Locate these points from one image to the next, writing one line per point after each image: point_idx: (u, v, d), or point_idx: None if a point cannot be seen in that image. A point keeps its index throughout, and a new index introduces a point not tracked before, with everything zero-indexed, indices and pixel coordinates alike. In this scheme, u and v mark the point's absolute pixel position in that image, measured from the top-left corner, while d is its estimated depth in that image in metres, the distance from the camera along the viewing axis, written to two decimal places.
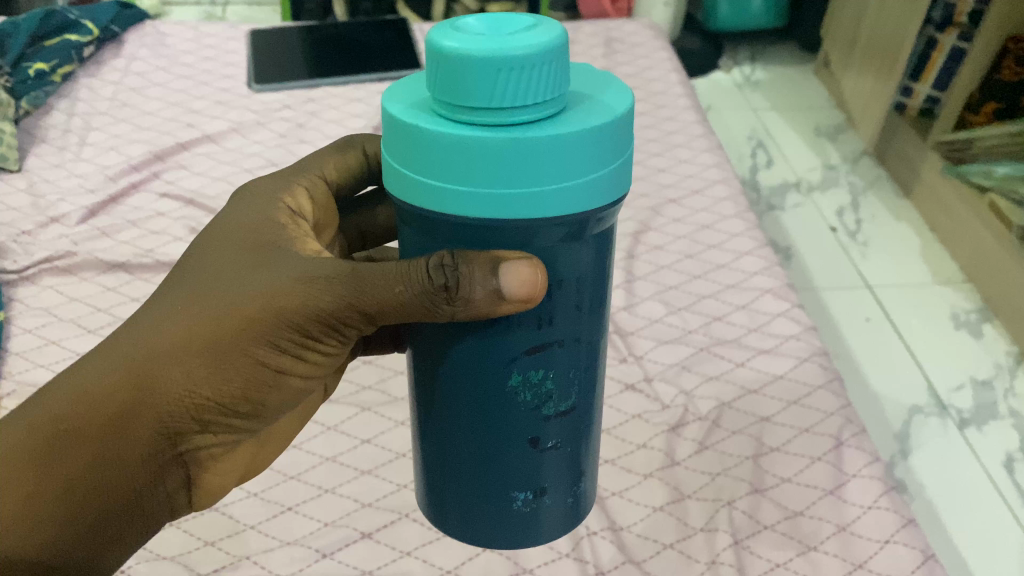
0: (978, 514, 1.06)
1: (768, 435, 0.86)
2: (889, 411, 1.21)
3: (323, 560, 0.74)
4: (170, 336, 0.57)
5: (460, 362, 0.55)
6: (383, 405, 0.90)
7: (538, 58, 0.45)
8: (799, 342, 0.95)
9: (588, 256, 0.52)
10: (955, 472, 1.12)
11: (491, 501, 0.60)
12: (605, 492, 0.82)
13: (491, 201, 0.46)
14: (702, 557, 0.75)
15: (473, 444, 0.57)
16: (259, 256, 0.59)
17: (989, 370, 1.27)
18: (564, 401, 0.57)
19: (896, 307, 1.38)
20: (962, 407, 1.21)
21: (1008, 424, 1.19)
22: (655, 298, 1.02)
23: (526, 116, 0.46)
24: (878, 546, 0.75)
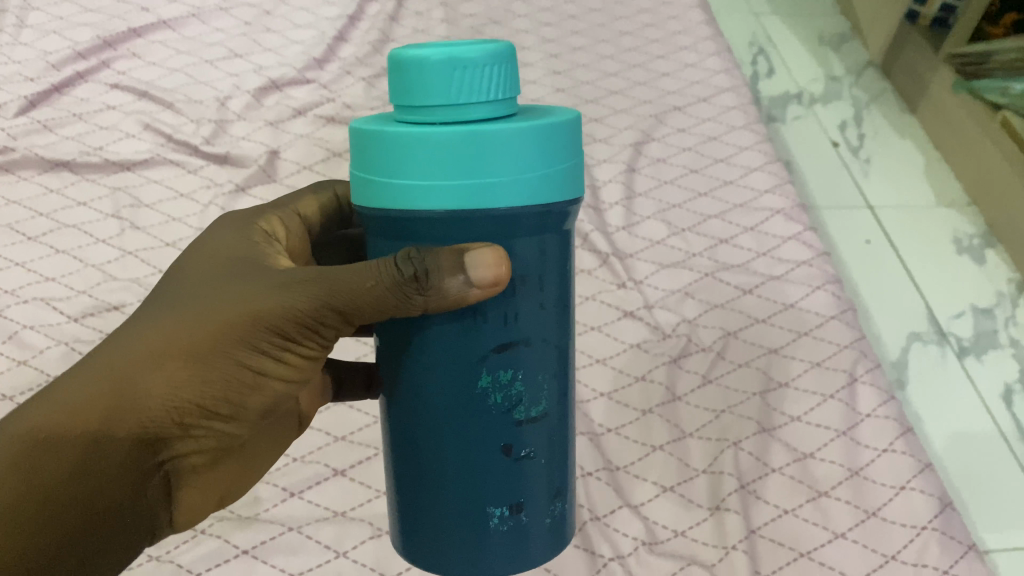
0: (977, 453, 1.03)
1: (776, 368, 0.80)
2: (887, 338, 1.16)
3: (291, 501, 0.67)
4: (148, 340, 0.48)
5: (429, 353, 0.47)
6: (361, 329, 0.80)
7: (490, 59, 0.43)
8: (811, 269, 0.88)
9: (551, 249, 0.47)
10: (952, 401, 1.08)
11: (460, 519, 0.50)
12: (600, 428, 0.76)
13: (457, 195, 0.43)
14: (704, 502, 0.71)
15: (435, 450, 0.49)
16: (241, 267, 0.52)
17: (991, 298, 1.21)
18: (538, 406, 0.49)
19: (903, 239, 1.29)
20: (962, 336, 1.17)
21: (1008, 353, 1.15)
22: (657, 217, 0.93)
23: (485, 112, 0.43)
24: (892, 493, 0.70)
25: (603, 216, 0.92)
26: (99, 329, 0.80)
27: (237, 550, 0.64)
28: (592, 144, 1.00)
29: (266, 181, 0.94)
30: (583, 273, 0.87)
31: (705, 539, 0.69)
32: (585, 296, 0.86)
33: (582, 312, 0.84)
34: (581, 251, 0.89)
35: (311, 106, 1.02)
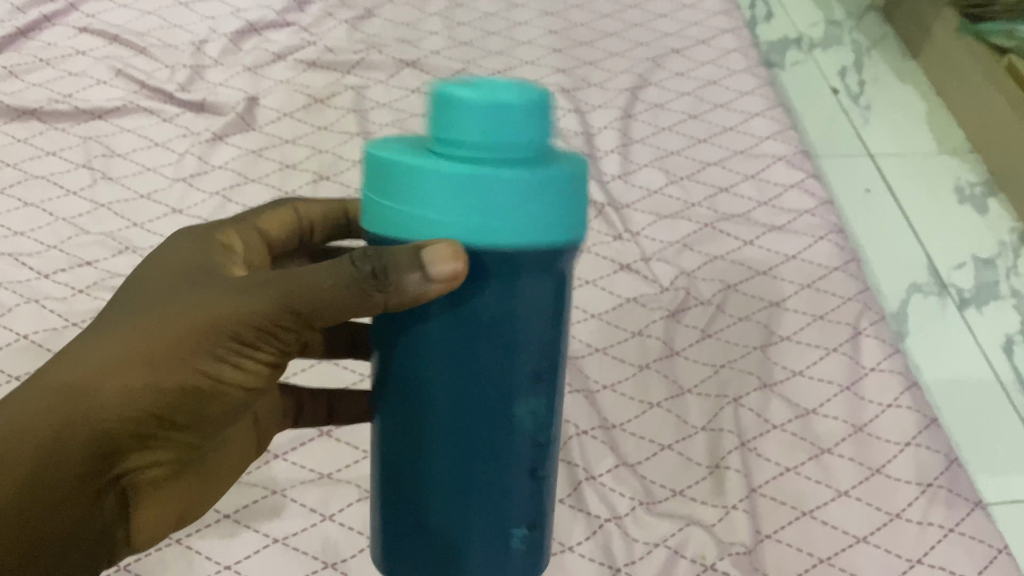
0: (978, 403, 1.01)
1: (777, 322, 0.77)
2: (886, 290, 1.13)
3: (275, 462, 0.64)
4: (98, 348, 0.44)
5: (427, 368, 0.44)
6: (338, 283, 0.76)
7: (526, 108, 0.41)
8: (814, 218, 0.84)
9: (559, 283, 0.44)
10: (952, 351, 1.06)
11: (468, 547, 0.47)
12: (596, 385, 0.72)
13: (457, 235, 0.40)
14: (703, 461, 0.68)
15: (448, 480, 0.45)
16: (195, 272, 0.47)
17: (992, 249, 1.18)
18: (546, 431, 0.47)
19: (906, 191, 1.25)
20: (964, 287, 1.14)
21: (1009, 305, 1.12)
22: (654, 165, 0.89)
23: (502, 158, 0.41)
24: (897, 450, 0.69)
25: (598, 164, 0.88)
26: (71, 286, 0.74)
27: (218, 515, 0.60)
28: (587, 90, 0.95)
29: (245, 129, 0.89)
30: None
31: (704, 497, 0.66)
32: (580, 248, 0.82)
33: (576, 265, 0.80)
34: None
35: (292, 50, 0.97)
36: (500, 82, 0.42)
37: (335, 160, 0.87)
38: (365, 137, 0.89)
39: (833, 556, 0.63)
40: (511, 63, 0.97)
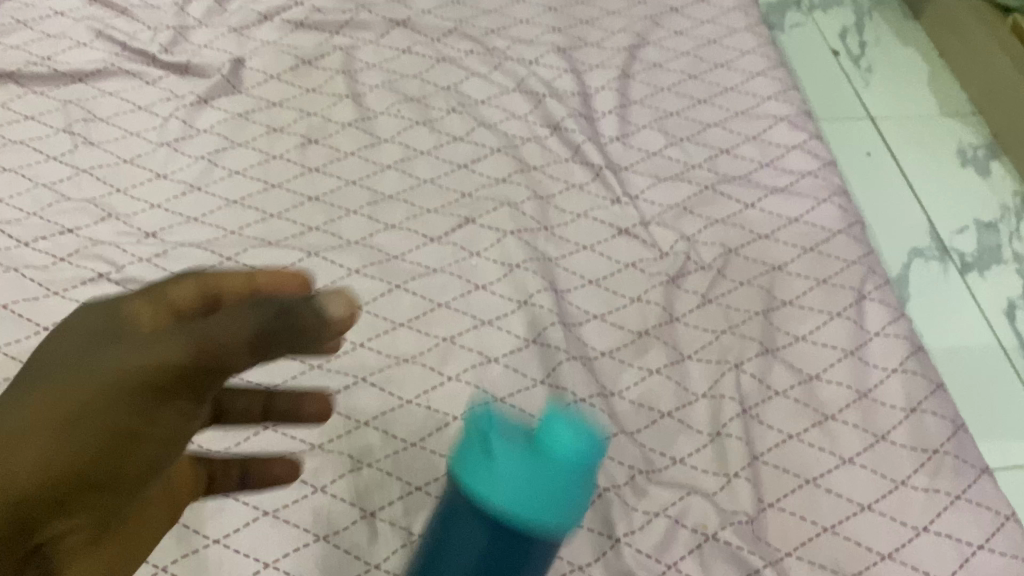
0: (979, 369, 1.00)
1: (780, 287, 0.75)
2: (887, 254, 1.11)
3: (265, 433, 0.62)
4: (9, 424, 0.36)
5: (455, 518, 0.38)
6: (327, 249, 0.74)
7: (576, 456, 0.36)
8: (817, 179, 0.82)
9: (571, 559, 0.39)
10: (953, 316, 1.05)
11: None
12: (594, 352, 0.70)
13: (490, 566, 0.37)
14: (704, 428, 0.66)
15: None
16: (98, 334, 0.37)
17: (995, 212, 1.16)
18: None
19: (908, 154, 1.23)
20: (966, 252, 1.12)
21: (1011, 269, 1.10)
22: (653, 126, 0.86)
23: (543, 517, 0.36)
24: (902, 416, 0.67)
25: (596, 126, 0.86)
26: (51, 253, 0.72)
27: None
28: (584, 49, 0.92)
29: (231, 92, 0.86)
30: (575, 186, 0.81)
31: (706, 466, 0.64)
32: (578, 212, 0.79)
33: (573, 229, 0.78)
34: (573, 164, 0.82)
35: (278, 10, 0.94)
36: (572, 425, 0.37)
37: (324, 123, 0.84)
38: (354, 99, 0.86)
39: (838, 525, 0.62)
40: (505, 22, 0.94)
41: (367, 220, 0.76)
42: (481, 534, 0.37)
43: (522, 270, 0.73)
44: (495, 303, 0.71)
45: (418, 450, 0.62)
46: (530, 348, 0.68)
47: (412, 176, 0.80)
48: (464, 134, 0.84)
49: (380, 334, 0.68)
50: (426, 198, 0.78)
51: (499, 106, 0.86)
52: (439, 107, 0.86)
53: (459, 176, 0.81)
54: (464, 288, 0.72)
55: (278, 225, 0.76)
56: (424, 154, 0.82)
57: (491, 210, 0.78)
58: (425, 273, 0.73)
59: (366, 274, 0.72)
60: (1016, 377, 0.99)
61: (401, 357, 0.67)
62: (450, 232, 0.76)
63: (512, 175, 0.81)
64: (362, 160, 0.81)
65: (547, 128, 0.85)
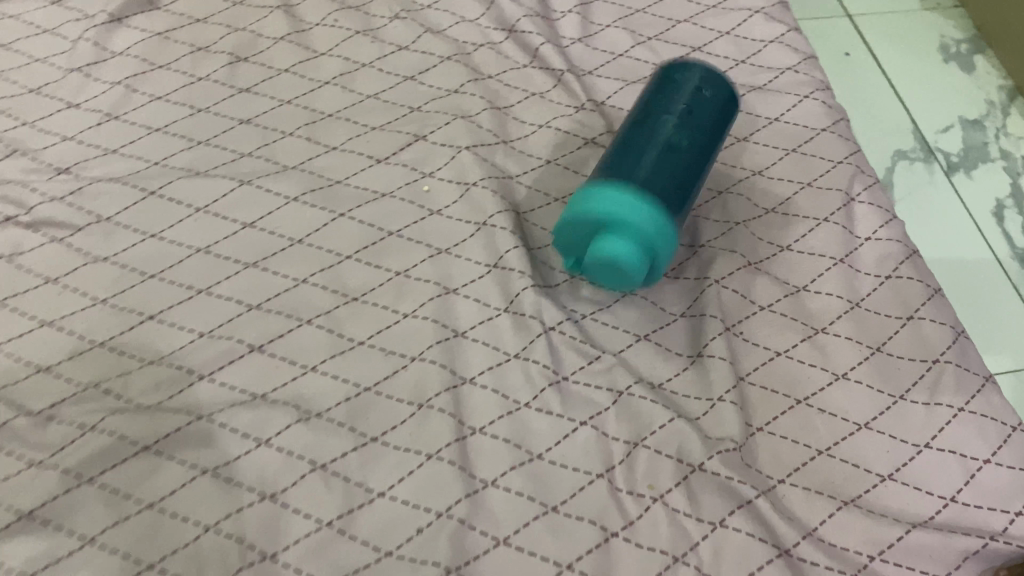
0: (970, 275, 0.95)
1: (761, 194, 0.69)
2: (870, 157, 1.05)
3: (200, 384, 0.56)
4: None
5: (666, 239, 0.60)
6: (263, 177, 0.67)
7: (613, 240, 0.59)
8: (798, 75, 0.76)
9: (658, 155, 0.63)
10: (939, 221, 0.99)
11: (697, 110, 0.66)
12: (560, 277, 0.64)
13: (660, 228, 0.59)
14: (684, 349, 0.61)
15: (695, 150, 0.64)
16: None
17: (981, 109, 1.10)
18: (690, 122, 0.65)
19: (888, 51, 1.16)
20: (950, 152, 1.06)
21: (999, 167, 1.05)
22: (619, 25, 0.78)
23: (615, 249, 0.58)
24: (899, 324, 0.62)
25: (556, 28, 0.78)
26: None
27: (136, 445, 0.53)
28: None
29: (148, 9, 0.77)
30: (536, 95, 0.73)
31: (688, 391, 0.59)
32: (539, 123, 0.72)
33: (535, 143, 0.71)
34: (532, 70, 0.75)
35: None
36: (599, 254, 0.59)
37: (254, 39, 0.76)
38: (287, 11, 0.78)
39: (833, 447, 0.57)
40: None
41: (307, 143, 0.69)
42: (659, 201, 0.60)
43: (479, 188, 0.66)
44: (452, 228, 0.65)
45: (373, 394, 0.56)
46: (491, 274, 0.62)
47: (354, 92, 0.73)
48: (410, 43, 0.76)
49: (327, 268, 0.62)
50: (371, 116, 0.71)
51: (447, 10, 0.78)
52: (381, 14, 0.78)
53: (407, 90, 0.73)
54: (417, 214, 0.65)
55: (207, 153, 0.68)
56: (366, 67, 0.74)
57: (444, 124, 0.70)
58: (374, 199, 0.66)
59: (308, 204, 0.65)
60: (1005, 280, 0.95)
61: (351, 293, 0.61)
62: (398, 151, 0.69)
63: (466, 85, 0.73)
64: (298, 77, 0.73)
65: (502, 31, 0.77)
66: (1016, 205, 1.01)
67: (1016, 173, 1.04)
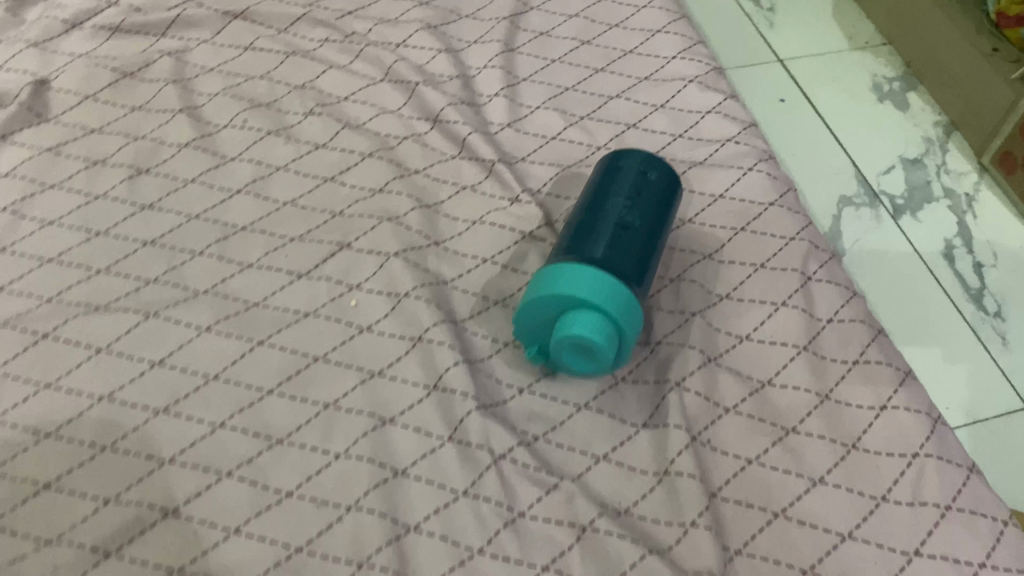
0: (927, 319, 0.89)
1: (715, 279, 0.64)
2: (817, 204, 0.99)
3: (107, 564, 0.49)
4: None
5: (632, 318, 0.54)
6: (172, 307, 0.60)
7: (582, 316, 0.53)
8: (739, 146, 0.72)
9: (609, 233, 0.57)
10: (891, 266, 0.93)
11: (648, 188, 0.60)
12: (508, 392, 0.58)
13: (627, 311, 0.54)
14: (649, 467, 0.55)
15: (651, 225, 0.59)
16: None
17: (920, 146, 1.05)
18: (642, 200, 0.59)
19: (820, 94, 1.10)
20: (895, 194, 1.00)
21: (944, 206, 0.99)
22: (549, 106, 0.74)
23: (585, 329, 0.53)
24: (872, 416, 0.58)
25: (483, 115, 0.74)
26: None
27: None
28: (459, 23, 0.80)
29: (34, 122, 0.70)
30: (467, 188, 0.68)
31: (657, 514, 0.53)
32: (472, 219, 0.66)
33: (469, 241, 0.65)
34: (461, 161, 0.70)
35: (86, 15, 0.77)
36: (571, 327, 0.53)
37: (155, 147, 0.69)
38: (191, 113, 0.71)
39: (819, 565, 0.52)
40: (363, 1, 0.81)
41: (217, 262, 0.63)
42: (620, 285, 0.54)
43: (411, 298, 0.60)
44: (385, 346, 0.59)
45: (306, 555, 0.50)
46: (431, 398, 0.56)
47: (268, 200, 0.67)
48: (327, 141, 0.70)
49: (246, 407, 0.56)
50: (289, 226, 0.65)
51: (366, 101, 0.73)
52: (294, 111, 0.72)
53: (326, 193, 0.67)
54: (345, 333, 0.59)
55: (107, 283, 0.61)
56: (281, 170, 0.68)
57: (370, 229, 0.65)
58: (296, 320, 0.60)
59: (222, 333, 0.59)
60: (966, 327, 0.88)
61: (276, 433, 0.55)
62: (321, 263, 0.63)
63: (391, 182, 0.68)
64: (207, 187, 0.67)
65: (426, 121, 0.72)
66: (965, 244, 0.96)
67: (962, 211, 0.99)
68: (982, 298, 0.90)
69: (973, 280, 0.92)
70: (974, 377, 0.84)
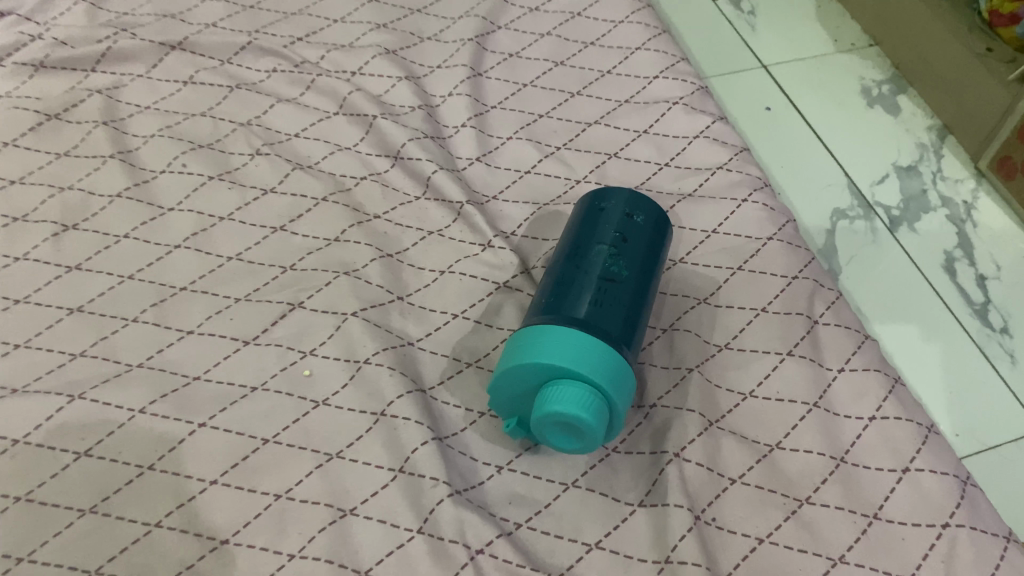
0: (917, 315, 0.81)
1: (712, 326, 0.58)
2: (808, 216, 0.89)
3: None
4: None
5: (621, 387, 0.48)
6: (100, 385, 0.53)
7: (563, 388, 0.46)
8: (731, 173, 0.66)
9: (591, 287, 0.50)
10: (881, 268, 0.85)
11: (635, 232, 0.54)
12: (485, 471, 0.52)
13: (614, 379, 0.47)
14: (647, 554, 0.48)
15: (639, 275, 0.52)
16: None
17: (913, 153, 0.96)
18: (628, 246, 0.53)
19: (807, 98, 1.03)
20: (890, 205, 0.91)
21: (942, 216, 0.90)
22: (521, 136, 0.68)
23: (567, 404, 0.46)
24: (895, 480, 0.52)
25: (449, 149, 0.67)
26: None
27: None
28: (420, 47, 0.73)
29: None
30: (433, 234, 0.62)
31: None
32: (440, 269, 0.60)
33: (437, 294, 0.59)
34: (426, 202, 0.63)
35: (7, 50, 0.70)
36: (552, 402, 0.46)
37: (84, 198, 0.62)
38: (123, 158, 0.64)
39: None
40: (315, 26, 0.74)
41: (152, 329, 0.56)
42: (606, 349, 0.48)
43: (372, 366, 0.54)
44: (344, 422, 0.52)
45: None
46: (397, 483, 0.49)
47: (212, 255, 0.60)
48: (276, 184, 0.63)
49: (184, 503, 0.49)
50: (234, 284, 0.58)
51: (319, 138, 0.66)
52: (240, 151, 0.65)
53: (276, 244, 0.60)
54: (299, 409, 0.53)
55: (26, 360, 0.54)
56: (226, 220, 0.61)
57: (325, 284, 0.58)
58: (242, 395, 0.53)
59: (158, 415, 0.52)
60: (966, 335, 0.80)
61: (220, 533, 0.48)
62: (270, 327, 0.56)
63: (348, 230, 0.61)
64: (142, 243, 0.60)
65: (386, 158, 0.65)
66: (966, 255, 0.87)
67: (961, 220, 0.90)
68: (986, 313, 0.82)
69: (976, 294, 0.83)
70: (962, 379, 0.77)
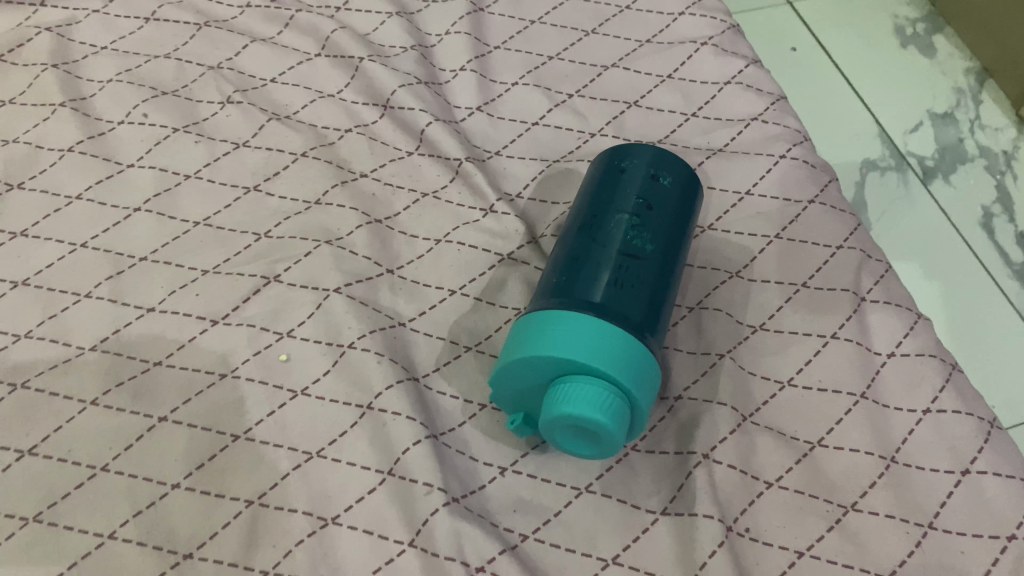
0: (943, 265, 0.72)
1: (746, 305, 0.51)
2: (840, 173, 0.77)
3: None
4: None
5: (646, 383, 0.41)
6: (47, 372, 0.46)
7: (578, 386, 0.39)
8: (767, 127, 0.58)
9: (611, 265, 0.43)
10: (912, 212, 0.75)
11: (662, 196, 0.46)
12: (487, 473, 0.45)
13: (638, 374, 0.40)
14: (672, 572, 0.42)
15: (665, 249, 0.45)
16: None
17: (949, 99, 0.82)
18: (653, 215, 0.46)
19: (833, 30, 0.88)
20: (923, 155, 0.79)
21: (981, 167, 0.78)
22: (528, 81, 0.60)
23: (582, 406, 0.39)
24: (954, 483, 0.45)
25: (446, 97, 0.60)
26: None
27: None
28: None
29: None
30: (427, 196, 0.54)
31: None
32: (435, 237, 0.53)
33: (432, 266, 0.52)
34: (419, 159, 0.56)
35: None
36: (566, 403, 0.39)
37: (30, 152, 0.54)
38: (76, 106, 0.56)
39: None
40: None
41: (108, 306, 0.49)
42: (630, 340, 0.41)
43: (358, 351, 0.47)
44: (325, 417, 0.45)
45: None
46: (386, 488, 0.43)
47: (176, 220, 0.52)
48: (250, 137, 0.56)
49: (142, 511, 0.43)
50: (201, 253, 0.51)
51: (299, 83, 0.59)
52: (209, 99, 0.57)
53: (249, 207, 0.53)
54: (274, 401, 0.46)
55: None
56: (192, 179, 0.54)
57: (305, 255, 0.51)
58: (208, 384, 0.46)
59: (113, 407, 0.45)
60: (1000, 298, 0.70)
61: (182, 546, 0.42)
62: (241, 304, 0.49)
63: (330, 191, 0.53)
64: (97, 205, 0.53)
65: (375, 106, 0.57)
66: (1007, 211, 0.75)
67: (1001, 171, 0.77)
68: None
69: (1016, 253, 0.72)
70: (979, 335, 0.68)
